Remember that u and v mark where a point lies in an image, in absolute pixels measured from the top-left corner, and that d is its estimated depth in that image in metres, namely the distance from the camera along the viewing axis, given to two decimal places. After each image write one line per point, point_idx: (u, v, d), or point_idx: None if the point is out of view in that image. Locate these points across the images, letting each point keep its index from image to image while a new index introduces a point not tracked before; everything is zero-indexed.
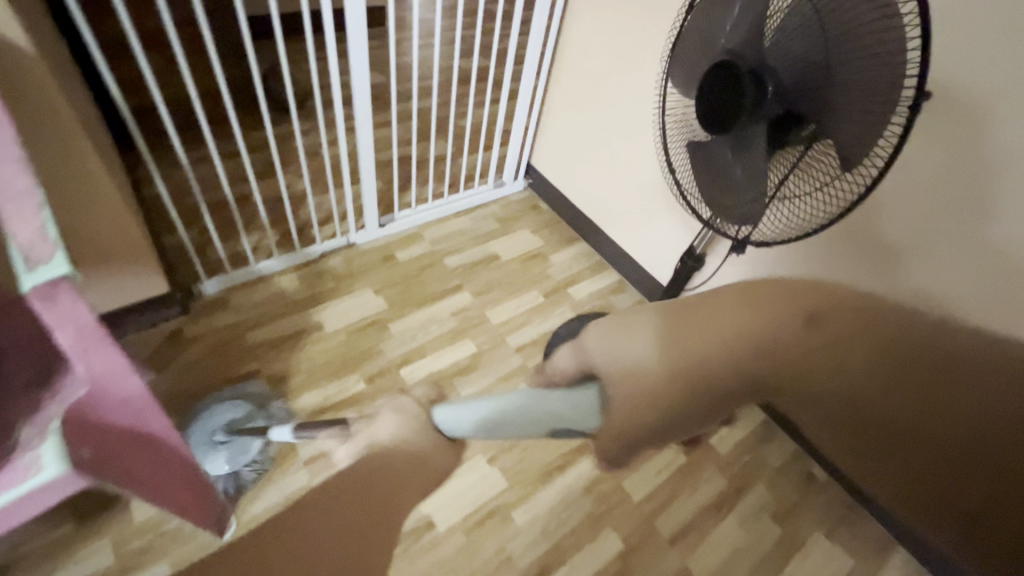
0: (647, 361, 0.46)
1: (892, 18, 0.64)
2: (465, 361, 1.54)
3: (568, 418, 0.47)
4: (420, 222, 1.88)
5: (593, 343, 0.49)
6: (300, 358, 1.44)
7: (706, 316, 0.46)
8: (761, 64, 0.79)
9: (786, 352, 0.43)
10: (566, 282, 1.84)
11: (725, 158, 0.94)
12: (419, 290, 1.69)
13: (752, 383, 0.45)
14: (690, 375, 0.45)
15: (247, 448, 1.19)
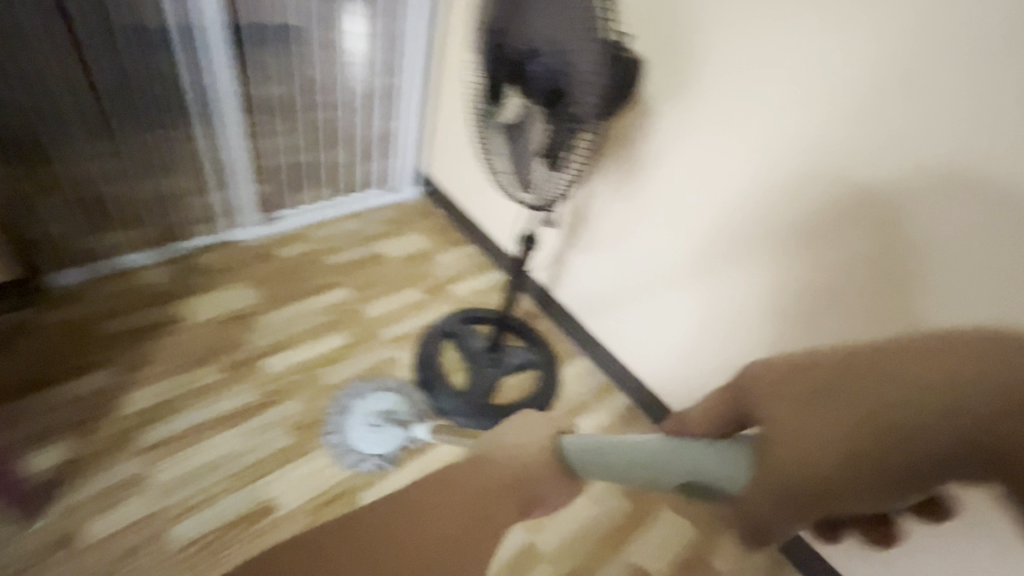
0: (825, 414, 0.38)
1: (590, 10, 0.79)
2: (331, 352, 1.56)
3: (721, 485, 0.40)
4: (305, 222, 1.92)
5: (752, 392, 0.43)
6: (153, 349, 1.43)
7: (874, 371, 0.39)
8: (516, 55, 0.90)
9: (970, 416, 0.37)
10: (449, 279, 1.90)
11: (512, 143, 1.03)
12: (295, 286, 1.71)
13: (982, 421, 0.36)
14: (858, 424, 0.38)
15: (388, 440, 1.35)
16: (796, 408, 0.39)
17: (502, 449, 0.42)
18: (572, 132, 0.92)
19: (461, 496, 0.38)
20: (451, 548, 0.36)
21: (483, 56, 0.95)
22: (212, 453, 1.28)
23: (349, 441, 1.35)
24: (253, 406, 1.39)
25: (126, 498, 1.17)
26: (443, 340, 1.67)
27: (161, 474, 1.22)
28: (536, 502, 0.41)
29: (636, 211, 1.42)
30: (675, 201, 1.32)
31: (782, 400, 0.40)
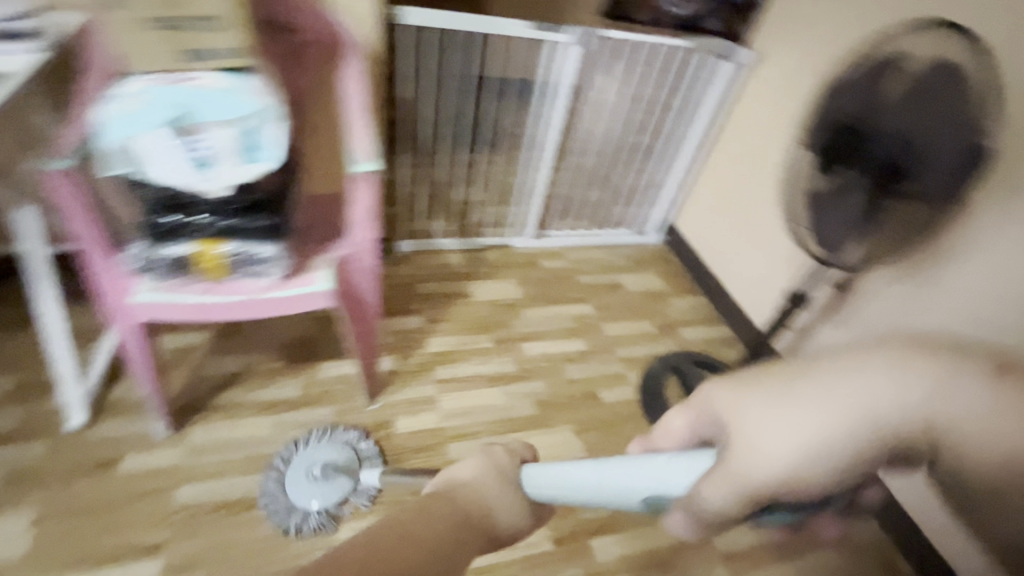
0: (818, 422, 0.52)
1: (968, 106, 0.89)
2: (573, 353, 1.81)
3: (672, 482, 0.55)
4: (565, 244, 2.26)
5: (721, 398, 0.59)
6: (448, 311, 1.85)
7: (808, 394, 0.53)
8: (869, 133, 1.02)
9: (879, 426, 0.52)
10: (678, 322, 2.05)
11: (830, 206, 1.13)
12: (551, 293, 2.04)
13: (966, 444, 0.50)
14: (856, 431, 0.52)
15: (329, 494, 1.27)
16: (790, 418, 0.53)
17: (461, 477, 0.58)
18: (906, 204, 1.02)
19: (442, 500, 0.54)
20: (452, 527, 0.51)
21: (827, 131, 1.08)
22: (481, 400, 1.59)
23: (289, 495, 1.26)
24: (512, 376, 1.69)
25: (422, 411, 1.52)
26: (670, 373, 1.79)
27: (445, 403, 1.56)
28: (499, 513, 0.57)
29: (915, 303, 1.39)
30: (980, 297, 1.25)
31: (775, 409, 0.54)
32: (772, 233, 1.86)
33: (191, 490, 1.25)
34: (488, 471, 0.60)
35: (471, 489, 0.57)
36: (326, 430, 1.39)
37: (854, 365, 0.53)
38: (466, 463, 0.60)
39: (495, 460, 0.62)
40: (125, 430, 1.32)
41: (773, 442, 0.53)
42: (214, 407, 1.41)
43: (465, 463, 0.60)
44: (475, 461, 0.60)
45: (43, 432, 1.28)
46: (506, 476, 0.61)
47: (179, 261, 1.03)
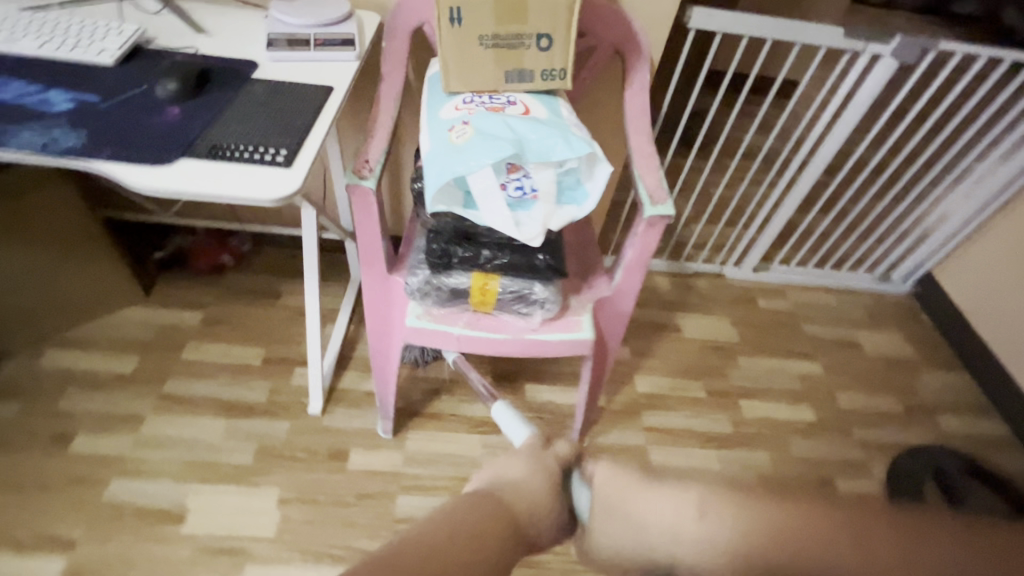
0: (653, 530, 0.63)
1: None
2: (800, 424, 1.54)
3: (579, 508, 0.68)
4: (788, 281, 1.93)
5: (597, 477, 0.68)
6: (653, 345, 1.67)
7: (630, 505, 0.65)
8: None
9: (653, 545, 0.63)
10: (934, 405, 1.66)
11: None
12: (771, 340, 1.76)
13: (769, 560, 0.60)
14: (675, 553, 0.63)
15: None
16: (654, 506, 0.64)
17: (509, 475, 0.67)
18: None
19: (496, 501, 0.62)
20: (492, 518, 0.60)
21: None
22: (693, 463, 1.42)
23: None
24: (727, 439, 1.48)
25: (631, 463, 1.39)
26: (930, 480, 1.43)
27: (653, 456, 1.42)
28: (538, 514, 0.64)
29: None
30: None
31: (617, 499, 0.66)
32: None
33: (408, 501, 1.26)
34: (535, 472, 0.67)
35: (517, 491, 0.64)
36: None
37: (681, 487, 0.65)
38: (512, 465, 0.68)
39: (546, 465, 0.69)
40: (353, 424, 1.36)
41: (618, 533, 0.65)
42: (428, 414, 1.40)
43: (514, 460, 0.68)
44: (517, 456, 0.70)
45: (287, 412, 1.37)
46: (556, 484, 0.67)
47: (454, 291, 0.98)
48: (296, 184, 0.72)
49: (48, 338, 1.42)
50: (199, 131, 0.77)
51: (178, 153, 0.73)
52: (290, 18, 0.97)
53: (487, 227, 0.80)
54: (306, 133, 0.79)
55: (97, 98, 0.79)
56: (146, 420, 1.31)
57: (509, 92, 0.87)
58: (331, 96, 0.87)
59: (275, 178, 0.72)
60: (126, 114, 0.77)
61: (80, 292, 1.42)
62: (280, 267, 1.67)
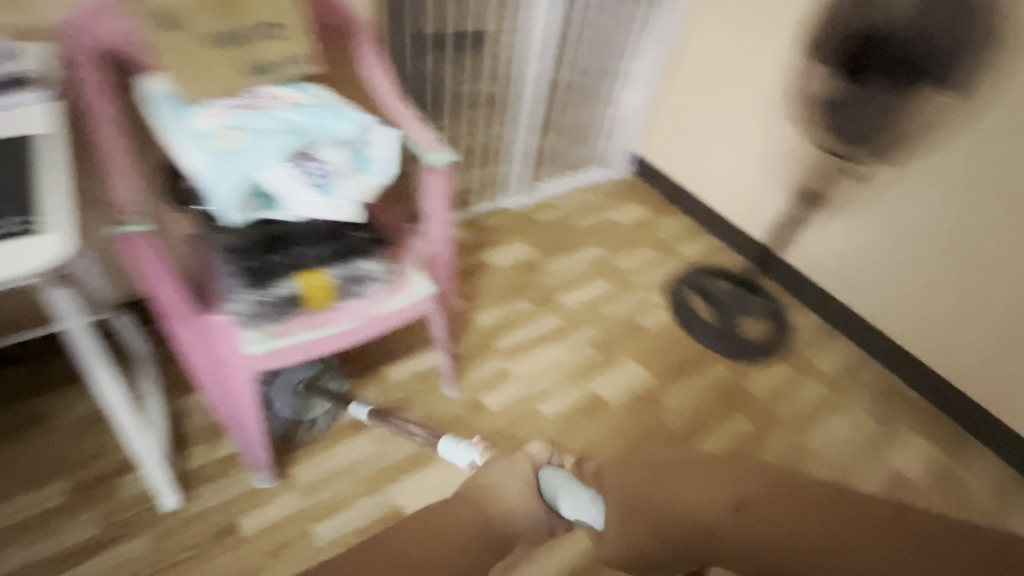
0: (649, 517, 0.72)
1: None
2: (603, 293, 1.92)
3: (580, 512, 0.75)
4: (550, 193, 2.30)
5: (556, 479, 0.78)
6: (476, 285, 1.85)
7: (642, 501, 0.72)
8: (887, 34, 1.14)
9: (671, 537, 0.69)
10: (675, 242, 2.22)
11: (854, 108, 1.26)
12: (559, 243, 2.10)
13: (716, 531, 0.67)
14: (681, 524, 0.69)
15: (312, 404, 1.32)
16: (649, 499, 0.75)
17: (487, 484, 0.74)
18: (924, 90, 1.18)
19: (469, 507, 0.70)
20: (462, 517, 0.68)
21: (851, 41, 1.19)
22: (546, 358, 1.66)
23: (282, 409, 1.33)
24: (561, 330, 1.76)
25: (503, 383, 1.57)
26: (690, 290, 1.98)
27: (517, 369, 1.62)
28: (513, 517, 0.71)
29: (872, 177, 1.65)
30: (953, 215, 1.54)
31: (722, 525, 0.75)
32: (745, 140, 2.02)
33: (325, 527, 1.22)
34: (510, 478, 0.76)
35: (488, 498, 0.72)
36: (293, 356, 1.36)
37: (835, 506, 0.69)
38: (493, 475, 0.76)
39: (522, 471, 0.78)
40: (227, 493, 1.23)
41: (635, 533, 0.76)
42: (305, 442, 1.34)
43: (501, 473, 0.76)
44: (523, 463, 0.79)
45: (137, 525, 1.16)
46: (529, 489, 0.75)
47: (286, 300, 0.96)
48: (65, 246, 0.64)
49: None
50: None
51: None
52: None
53: (303, 220, 0.82)
54: (43, 193, 0.70)
55: None
56: None
57: (255, 88, 0.87)
58: (45, 147, 0.76)
59: (33, 248, 0.63)
60: None
61: None
62: (37, 382, 1.33)
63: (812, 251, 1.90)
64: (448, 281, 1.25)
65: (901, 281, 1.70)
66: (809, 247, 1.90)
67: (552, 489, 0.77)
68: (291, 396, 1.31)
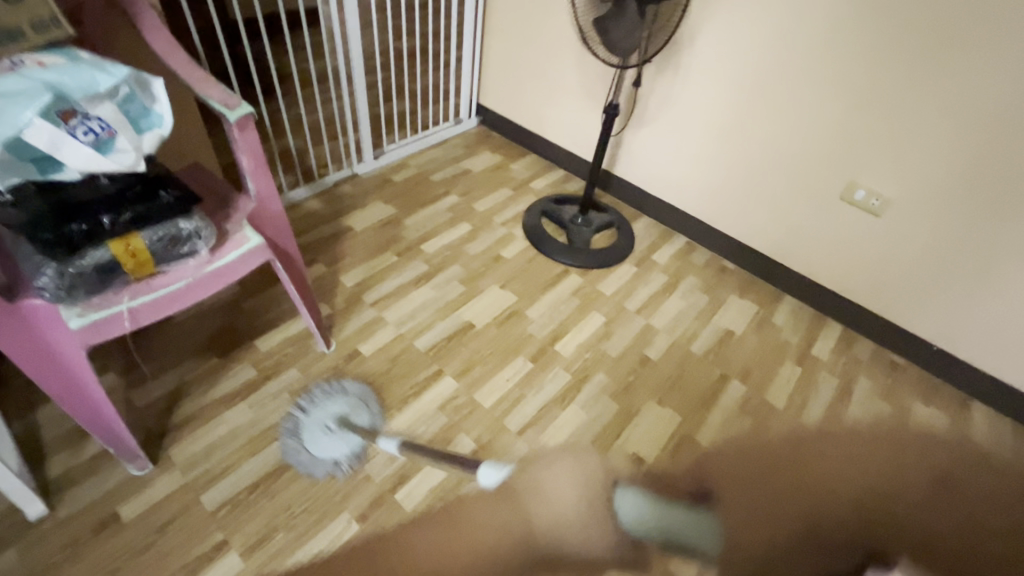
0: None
1: None
2: (465, 235, 2.05)
3: (701, 542, 1.07)
4: (403, 153, 2.36)
5: (636, 504, 1.09)
6: (341, 249, 1.90)
7: None
8: None
9: None
10: (527, 179, 2.39)
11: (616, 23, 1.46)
12: (418, 198, 2.19)
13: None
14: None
15: (346, 443, 1.31)
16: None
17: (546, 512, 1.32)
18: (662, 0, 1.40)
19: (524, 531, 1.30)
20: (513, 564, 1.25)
21: None
22: (417, 301, 1.76)
23: (311, 452, 1.30)
24: (429, 274, 1.87)
25: (377, 331, 1.65)
26: (542, 218, 2.16)
27: (389, 316, 1.70)
28: (577, 545, 1.28)
29: (684, 73, 1.84)
30: (728, 108, 1.80)
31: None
32: (565, 75, 2.22)
33: (215, 492, 1.25)
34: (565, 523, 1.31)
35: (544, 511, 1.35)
36: (330, 387, 1.42)
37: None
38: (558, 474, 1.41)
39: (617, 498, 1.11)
40: (101, 488, 1.21)
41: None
42: (180, 423, 1.34)
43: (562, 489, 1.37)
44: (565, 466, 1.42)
45: (2, 541, 1.13)
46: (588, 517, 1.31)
47: (99, 267, 0.96)
48: None
49: None
50: None
51: None
52: None
53: (79, 172, 0.83)
54: None
55: None
56: None
57: (12, 57, 0.88)
58: None
59: None
60: None
61: None
62: None
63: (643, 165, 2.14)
64: (287, 235, 1.31)
65: (709, 177, 1.97)
66: (641, 164, 2.14)
67: (637, 513, 1.08)
68: (325, 432, 1.32)
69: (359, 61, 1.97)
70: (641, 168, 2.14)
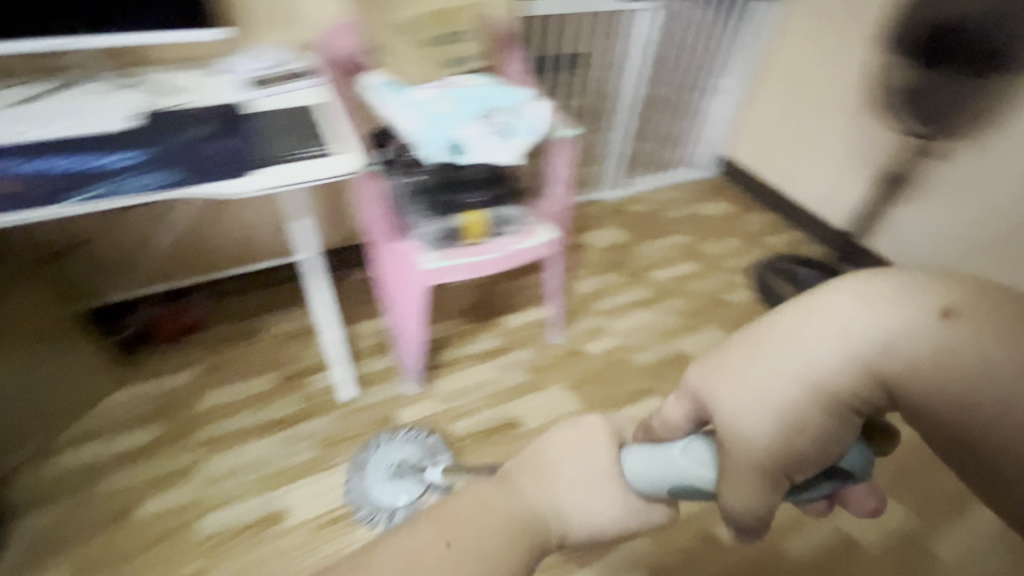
0: (780, 374, 0.38)
1: None
2: (691, 273, 2.13)
3: None
4: (641, 188, 2.55)
5: None
6: (577, 260, 2.13)
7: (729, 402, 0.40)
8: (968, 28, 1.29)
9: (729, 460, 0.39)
10: (760, 234, 2.38)
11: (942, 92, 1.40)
12: (650, 230, 2.34)
13: (900, 360, 0.35)
14: (820, 387, 0.37)
15: (410, 490, 1.31)
16: (736, 384, 0.39)
17: None
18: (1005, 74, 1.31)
19: (516, 497, 0.40)
20: None
21: (931, 35, 1.35)
22: (638, 320, 1.90)
23: (372, 497, 1.32)
24: (652, 300, 1.99)
25: (600, 337, 1.82)
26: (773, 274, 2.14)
27: (612, 327, 1.87)
28: None
29: (997, 152, 1.68)
30: None
31: (744, 360, 0.40)
32: (833, 138, 2.18)
33: (461, 425, 1.53)
34: None
35: (527, 455, 0.44)
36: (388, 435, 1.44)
37: (834, 299, 0.39)
38: None
39: (587, 428, 0.45)
40: (387, 394, 1.58)
41: (742, 408, 0.38)
42: (441, 365, 1.68)
43: None
44: (593, 420, 0.46)
45: (326, 408, 1.54)
46: None
47: (452, 230, 1.30)
48: (357, 163, 1.01)
49: (48, 444, 1.39)
50: (255, 150, 0.99)
51: (254, 166, 0.95)
52: (254, 66, 1.24)
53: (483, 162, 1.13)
54: (329, 136, 1.07)
55: (151, 150, 0.96)
56: (199, 464, 1.39)
57: (447, 78, 1.25)
58: (322, 112, 1.16)
59: (333, 165, 0.99)
60: (189, 153, 0.96)
61: (64, 387, 1.39)
62: (251, 306, 1.78)
63: (912, 241, 1.97)
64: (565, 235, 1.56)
65: (1001, 263, 1.75)
66: (908, 239, 1.98)
67: (640, 480, 0.43)
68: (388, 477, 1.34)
69: (634, 102, 2.21)
70: (907, 244, 1.98)
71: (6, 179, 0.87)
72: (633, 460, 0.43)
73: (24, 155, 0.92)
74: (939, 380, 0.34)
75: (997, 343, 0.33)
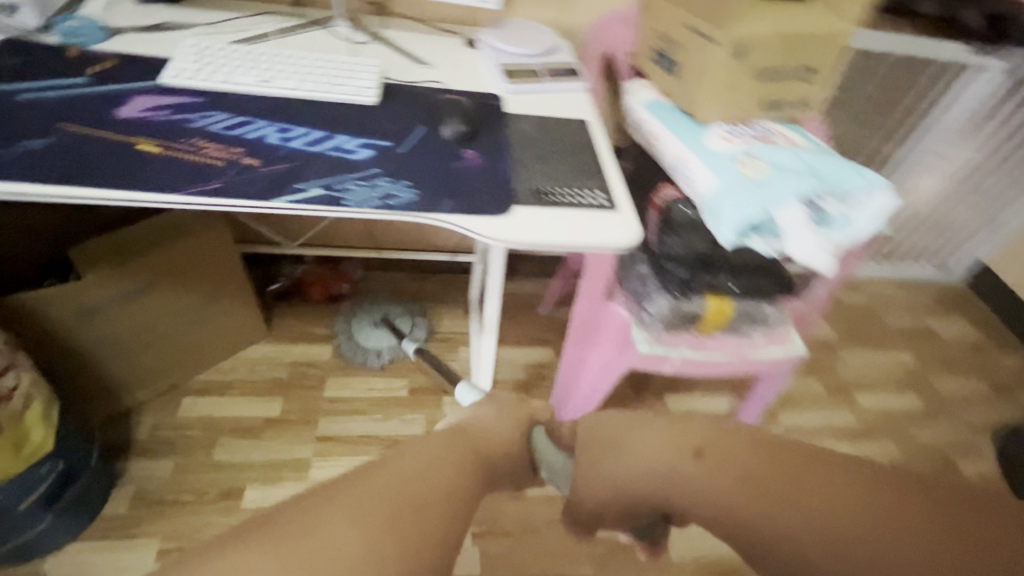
0: (621, 471, 0.50)
1: None
2: (912, 412, 1.65)
3: None
4: (863, 276, 2.04)
5: None
6: None
7: (624, 440, 0.51)
8: None
9: (607, 487, 0.51)
10: (1015, 384, 1.81)
11: None
12: (865, 335, 1.86)
13: (681, 490, 0.48)
14: (643, 483, 0.49)
15: (386, 339, 1.44)
16: (599, 470, 0.52)
17: None
18: None
19: (460, 438, 0.52)
20: None
21: None
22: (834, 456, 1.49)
23: (358, 340, 1.44)
24: (857, 434, 1.56)
25: None
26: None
27: None
28: None
29: None
30: None
31: (599, 453, 0.51)
32: None
33: None
34: None
35: (462, 416, 0.57)
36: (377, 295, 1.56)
37: (650, 431, 0.51)
38: None
39: (514, 410, 0.58)
40: None
41: (594, 475, 0.52)
42: None
43: None
44: (511, 403, 0.59)
45: None
46: None
47: (687, 315, 0.99)
48: (633, 231, 0.70)
49: (181, 385, 1.32)
50: (510, 176, 0.74)
51: (512, 202, 0.70)
52: (519, 52, 0.97)
53: (794, 258, 0.81)
54: (604, 172, 0.78)
55: (389, 143, 0.74)
56: (312, 462, 1.25)
57: (759, 121, 0.91)
58: (592, 131, 0.87)
59: (612, 221, 0.70)
60: (431, 161, 0.73)
61: (210, 334, 1.30)
62: (398, 292, 1.61)
63: None
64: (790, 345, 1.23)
65: None
66: None
67: (544, 455, 0.56)
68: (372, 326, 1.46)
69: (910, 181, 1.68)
70: None
71: (226, 144, 0.69)
72: (538, 441, 0.56)
73: (250, 113, 0.74)
74: (710, 517, 0.46)
75: (750, 497, 0.45)
